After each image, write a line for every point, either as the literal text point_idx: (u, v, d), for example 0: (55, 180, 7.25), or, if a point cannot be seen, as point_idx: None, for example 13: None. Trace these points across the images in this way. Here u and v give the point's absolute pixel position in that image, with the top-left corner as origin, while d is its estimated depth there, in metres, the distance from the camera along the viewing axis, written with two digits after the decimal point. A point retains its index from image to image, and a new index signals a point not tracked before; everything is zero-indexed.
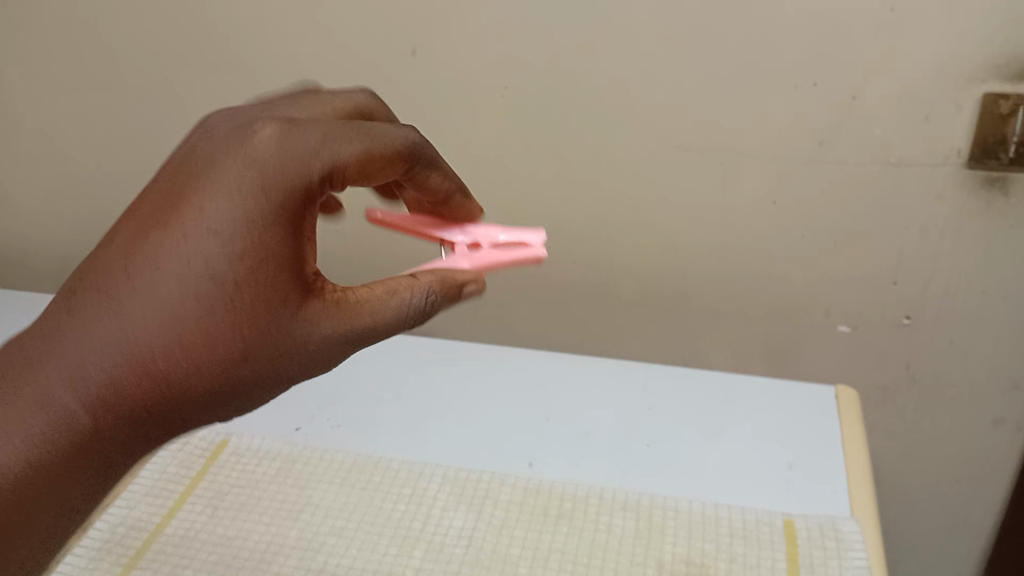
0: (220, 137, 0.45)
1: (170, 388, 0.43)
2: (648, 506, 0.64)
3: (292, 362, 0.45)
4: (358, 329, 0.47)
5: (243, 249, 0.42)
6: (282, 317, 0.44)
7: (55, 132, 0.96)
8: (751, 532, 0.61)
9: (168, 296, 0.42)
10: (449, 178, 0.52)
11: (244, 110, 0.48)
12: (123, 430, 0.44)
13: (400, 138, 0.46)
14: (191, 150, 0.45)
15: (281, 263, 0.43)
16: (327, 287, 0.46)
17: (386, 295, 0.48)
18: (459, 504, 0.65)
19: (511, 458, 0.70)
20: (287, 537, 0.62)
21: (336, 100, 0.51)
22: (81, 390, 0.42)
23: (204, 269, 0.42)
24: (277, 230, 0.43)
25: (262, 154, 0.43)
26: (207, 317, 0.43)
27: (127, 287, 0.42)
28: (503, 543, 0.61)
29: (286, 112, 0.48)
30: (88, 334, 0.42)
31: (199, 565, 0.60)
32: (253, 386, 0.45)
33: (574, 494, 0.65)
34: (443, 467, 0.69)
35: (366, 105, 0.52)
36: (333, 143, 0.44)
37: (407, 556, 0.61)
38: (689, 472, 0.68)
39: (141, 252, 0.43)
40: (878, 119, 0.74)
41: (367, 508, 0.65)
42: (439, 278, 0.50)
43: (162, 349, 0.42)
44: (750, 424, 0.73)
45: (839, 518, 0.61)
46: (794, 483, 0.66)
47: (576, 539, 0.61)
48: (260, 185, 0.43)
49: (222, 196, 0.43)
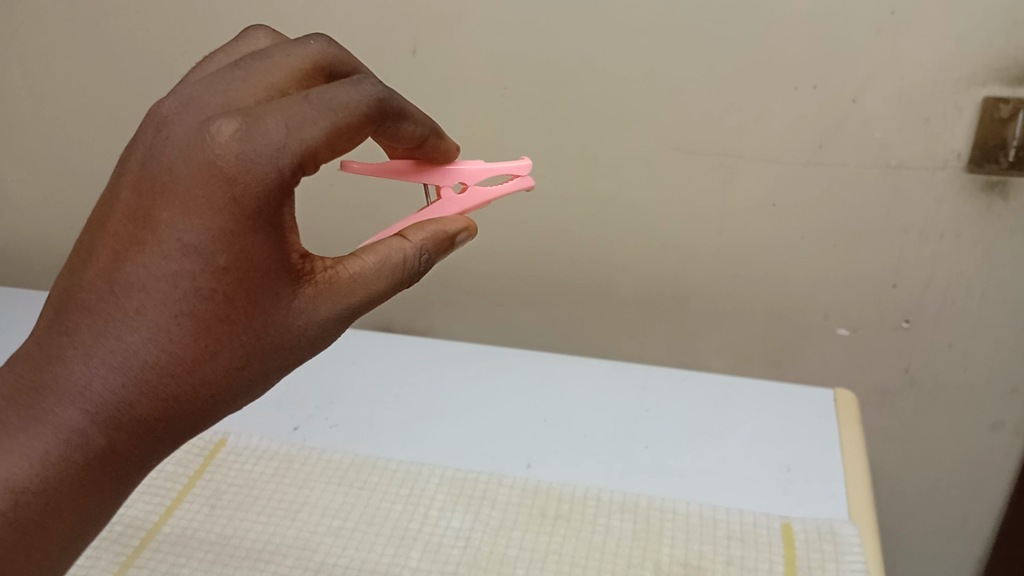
0: (178, 138, 0.42)
1: (169, 402, 0.42)
2: (645, 507, 0.64)
3: (292, 351, 0.45)
4: (355, 305, 0.46)
5: (226, 257, 0.41)
6: (275, 310, 0.43)
7: (55, 131, 0.96)
8: (749, 535, 0.61)
9: (158, 315, 0.41)
10: (423, 121, 0.50)
11: (195, 93, 0.44)
12: (136, 449, 0.43)
13: (365, 101, 0.43)
14: (150, 155, 0.42)
15: (264, 260, 0.42)
16: (317, 268, 0.45)
17: (378, 264, 0.47)
18: (457, 504, 0.65)
19: (509, 459, 0.70)
20: (285, 537, 0.62)
21: (291, 54, 0.45)
22: (89, 419, 0.41)
23: (190, 282, 0.41)
24: (256, 230, 0.41)
25: (224, 152, 0.40)
26: (199, 330, 0.42)
27: (115, 312, 0.41)
28: (501, 543, 0.61)
29: (237, 85, 0.44)
30: (85, 365, 0.41)
31: (195, 564, 0.60)
32: (255, 381, 0.44)
33: (572, 495, 0.65)
34: (442, 467, 0.69)
35: (327, 56, 0.47)
36: (299, 129, 0.40)
37: (404, 557, 0.61)
38: (687, 474, 0.67)
39: (122, 274, 0.41)
40: (878, 122, 0.74)
41: (365, 507, 0.65)
42: (430, 234, 0.50)
43: (160, 368, 0.42)
44: (748, 426, 0.72)
45: (837, 521, 0.61)
46: (792, 486, 0.66)
47: (573, 540, 0.61)
48: (229, 187, 0.40)
49: (192, 209, 0.41)
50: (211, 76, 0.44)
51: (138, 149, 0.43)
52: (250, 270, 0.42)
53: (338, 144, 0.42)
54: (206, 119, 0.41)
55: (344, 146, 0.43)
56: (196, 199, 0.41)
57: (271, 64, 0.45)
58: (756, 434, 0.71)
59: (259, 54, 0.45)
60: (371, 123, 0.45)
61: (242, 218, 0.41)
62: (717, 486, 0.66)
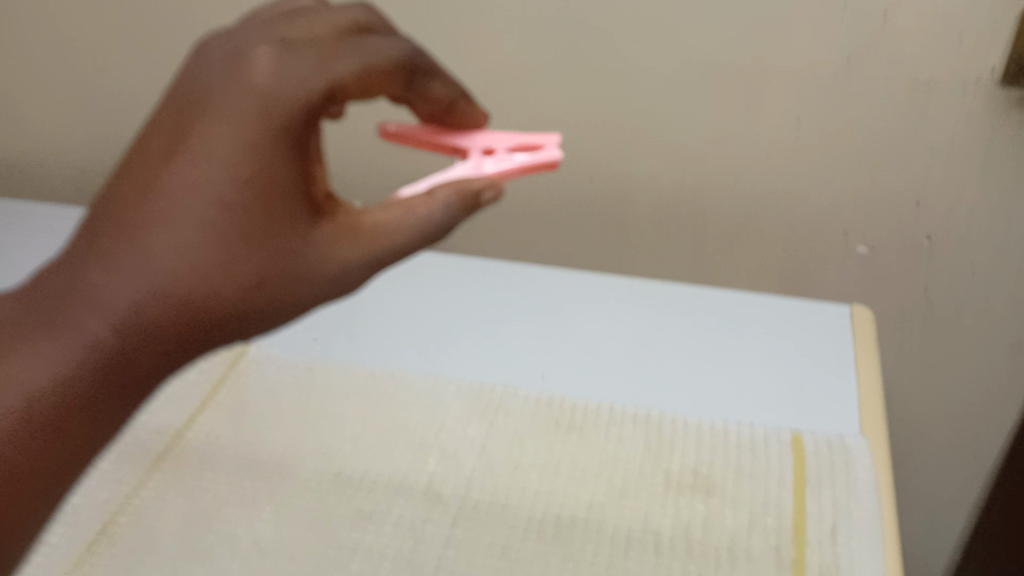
0: (214, 67, 0.40)
1: (186, 330, 0.40)
2: (657, 420, 0.65)
3: (311, 291, 0.43)
4: (376, 251, 0.45)
5: (250, 182, 0.39)
6: (296, 245, 0.42)
7: (70, 43, 0.95)
8: (760, 448, 0.62)
9: (178, 238, 0.39)
10: (450, 83, 0.48)
11: (235, 28, 0.43)
12: (143, 374, 0.40)
13: (398, 50, 0.42)
14: (185, 82, 0.41)
15: (289, 190, 0.41)
16: (340, 214, 0.44)
17: (401, 216, 0.46)
18: (473, 414, 0.66)
19: (524, 373, 0.71)
20: (306, 443, 0.64)
21: (330, 10, 0.43)
22: (97, 342, 0.39)
23: (214, 206, 0.39)
24: (282, 160, 0.40)
25: (255, 84, 0.39)
26: (219, 251, 0.40)
27: (134, 234, 0.39)
28: (515, 452, 0.63)
29: (275, 22, 0.42)
30: (100, 286, 0.39)
31: (220, 468, 0.62)
32: (272, 317, 0.43)
33: (586, 408, 0.66)
34: (457, 380, 0.70)
35: (371, 20, 0.44)
36: (330, 64, 0.40)
37: (421, 463, 0.62)
38: (699, 390, 0.68)
39: (145, 196, 0.39)
40: (909, 34, 0.72)
41: (383, 415, 0.66)
42: (459, 189, 0.47)
43: (179, 295, 0.39)
44: (764, 343, 0.72)
45: (847, 436, 0.62)
46: (804, 403, 0.66)
47: (586, 450, 0.62)
48: (257, 114, 0.39)
49: (222, 126, 0.39)
50: (250, 16, 0.43)
51: (179, 74, 0.43)
52: (275, 199, 0.40)
53: (367, 89, 0.41)
54: (241, 48, 0.40)
55: (373, 90, 0.42)
56: (230, 118, 0.39)
57: (307, 19, 0.42)
58: (771, 351, 0.71)
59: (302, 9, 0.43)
60: (405, 72, 0.43)
61: (270, 141, 0.39)
62: (729, 402, 0.67)
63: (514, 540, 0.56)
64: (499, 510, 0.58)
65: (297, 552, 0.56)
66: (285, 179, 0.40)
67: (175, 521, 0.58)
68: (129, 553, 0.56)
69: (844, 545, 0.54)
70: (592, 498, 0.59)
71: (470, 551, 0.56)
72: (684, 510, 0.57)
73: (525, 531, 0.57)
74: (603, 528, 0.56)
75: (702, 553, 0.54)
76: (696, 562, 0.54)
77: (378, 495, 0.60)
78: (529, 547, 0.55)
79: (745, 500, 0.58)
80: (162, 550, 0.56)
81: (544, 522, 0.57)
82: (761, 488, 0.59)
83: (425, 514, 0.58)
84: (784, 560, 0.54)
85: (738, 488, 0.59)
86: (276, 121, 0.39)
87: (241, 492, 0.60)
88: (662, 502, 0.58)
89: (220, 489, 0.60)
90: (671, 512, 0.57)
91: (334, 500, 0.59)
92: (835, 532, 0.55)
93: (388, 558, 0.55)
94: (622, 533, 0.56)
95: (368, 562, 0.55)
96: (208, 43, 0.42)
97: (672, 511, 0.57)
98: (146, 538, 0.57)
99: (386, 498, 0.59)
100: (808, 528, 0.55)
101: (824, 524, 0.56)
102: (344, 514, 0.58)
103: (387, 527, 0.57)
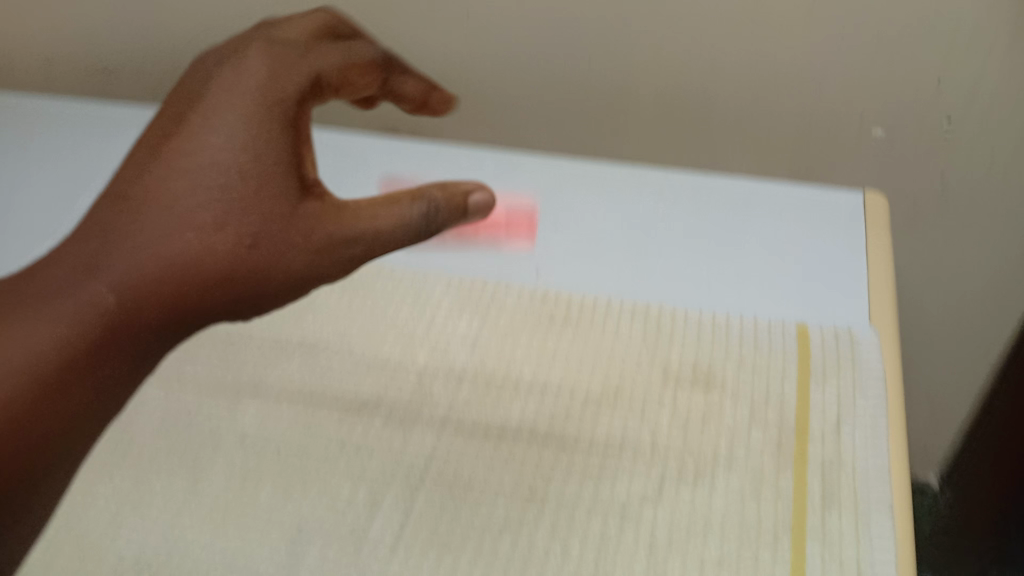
0: (215, 64, 0.48)
1: (186, 287, 0.43)
2: (657, 313, 0.61)
3: (303, 257, 0.46)
4: (361, 236, 0.47)
5: (241, 145, 0.44)
6: (287, 216, 0.45)
7: None
8: (763, 340, 0.59)
9: (181, 201, 0.43)
10: (421, 82, 0.62)
11: (236, 36, 0.51)
12: (147, 333, 0.43)
13: (372, 51, 0.56)
14: (195, 71, 0.49)
15: (276, 164, 0.45)
16: (326, 198, 0.48)
17: (386, 205, 0.48)
18: (464, 307, 0.63)
19: (518, 268, 0.67)
20: (290, 340, 0.61)
21: (307, 18, 0.55)
22: (103, 277, 0.42)
23: (211, 176, 0.44)
24: (269, 134, 0.45)
25: (252, 70, 0.47)
26: (216, 215, 0.44)
27: (146, 195, 0.44)
28: (507, 346, 0.60)
29: (269, 29, 0.52)
30: (113, 233, 0.43)
31: (199, 365, 0.60)
32: (264, 287, 0.45)
33: (582, 302, 0.63)
34: (447, 274, 0.66)
35: (333, 18, 0.55)
36: (318, 57, 0.50)
37: (411, 358, 0.60)
38: (703, 281, 0.64)
39: (152, 168, 0.44)
40: None
41: (371, 310, 0.64)
42: (441, 185, 0.49)
43: (180, 252, 0.43)
44: (770, 231, 0.68)
45: (856, 328, 0.59)
46: (812, 294, 0.63)
47: (581, 345, 0.60)
48: (254, 91, 0.46)
49: (221, 105, 0.45)
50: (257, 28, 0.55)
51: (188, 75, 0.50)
52: (264, 172, 0.45)
53: (344, 78, 0.53)
54: (237, 50, 0.49)
55: (349, 83, 0.54)
56: (227, 95, 0.46)
57: (298, 19, 0.54)
58: (778, 240, 0.67)
59: (296, 13, 0.56)
60: (377, 72, 0.57)
61: (261, 107, 0.45)
62: (733, 295, 0.63)
63: (509, 430, 0.55)
64: (490, 408, 0.57)
65: (283, 451, 0.54)
66: (278, 154, 0.45)
67: (156, 421, 0.56)
68: (110, 454, 0.55)
69: (845, 440, 0.53)
70: (588, 394, 0.57)
71: (461, 449, 0.55)
72: (681, 402, 0.55)
73: (518, 428, 0.55)
74: (597, 425, 0.55)
75: (698, 448, 0.53)
76: (692, 457, 0.52)
77: (366, 393, 0.58)
78: (521, 444, 0.54)
79: (746, 393, 0.55)
80: (143, 451, 0.55)
81: (537, 419, 0.56)
82: (762, 382, 0.56)
83: (416, 412, 0.57)
84: (784, 455, 0.52)
85: (739, 381, 0.56)
86: (275, 100, 0.46)
87: (222, 390, 0.58)
88: (659, 396, 0.56)
89: (200, 387, 0.58)
90: (668, 407, 0.55)
91: (321, 398, 0.58)
92: (838, 426, 0.53)
93: (377, 456, 0.54)
94: (616, 429, 0.54)
95: (356, 460, 0.54)
96: (207, 52, 0.51)
97: (669, 405, 0.55)
98: (126, 438, 0.55)
99: (375, 396, 0.58)
100: (810, 422, 0.54)
101: (827, 418, 0.54)
102: (331, 412, 0.57)
103: (376, 426, 0.56)
